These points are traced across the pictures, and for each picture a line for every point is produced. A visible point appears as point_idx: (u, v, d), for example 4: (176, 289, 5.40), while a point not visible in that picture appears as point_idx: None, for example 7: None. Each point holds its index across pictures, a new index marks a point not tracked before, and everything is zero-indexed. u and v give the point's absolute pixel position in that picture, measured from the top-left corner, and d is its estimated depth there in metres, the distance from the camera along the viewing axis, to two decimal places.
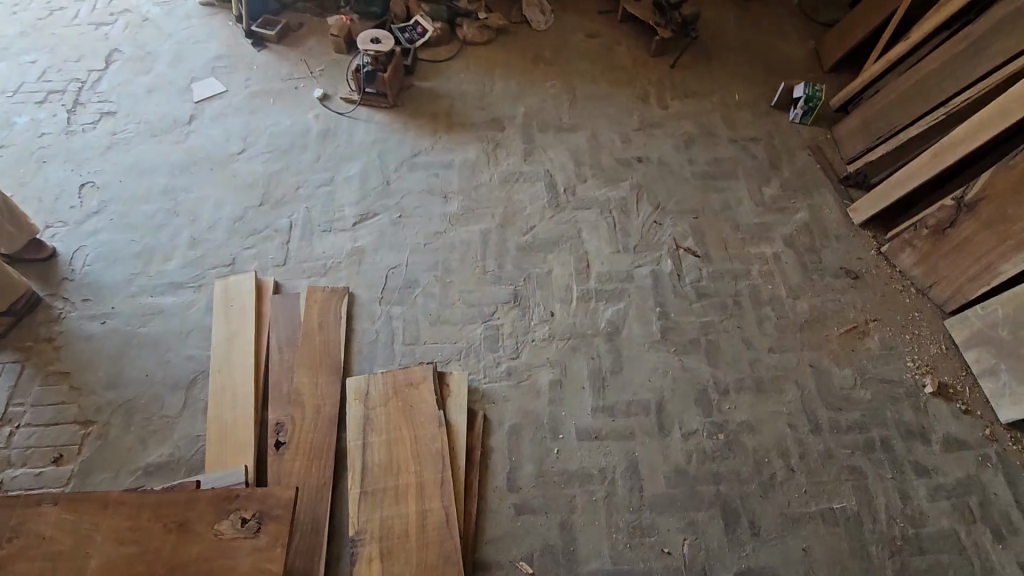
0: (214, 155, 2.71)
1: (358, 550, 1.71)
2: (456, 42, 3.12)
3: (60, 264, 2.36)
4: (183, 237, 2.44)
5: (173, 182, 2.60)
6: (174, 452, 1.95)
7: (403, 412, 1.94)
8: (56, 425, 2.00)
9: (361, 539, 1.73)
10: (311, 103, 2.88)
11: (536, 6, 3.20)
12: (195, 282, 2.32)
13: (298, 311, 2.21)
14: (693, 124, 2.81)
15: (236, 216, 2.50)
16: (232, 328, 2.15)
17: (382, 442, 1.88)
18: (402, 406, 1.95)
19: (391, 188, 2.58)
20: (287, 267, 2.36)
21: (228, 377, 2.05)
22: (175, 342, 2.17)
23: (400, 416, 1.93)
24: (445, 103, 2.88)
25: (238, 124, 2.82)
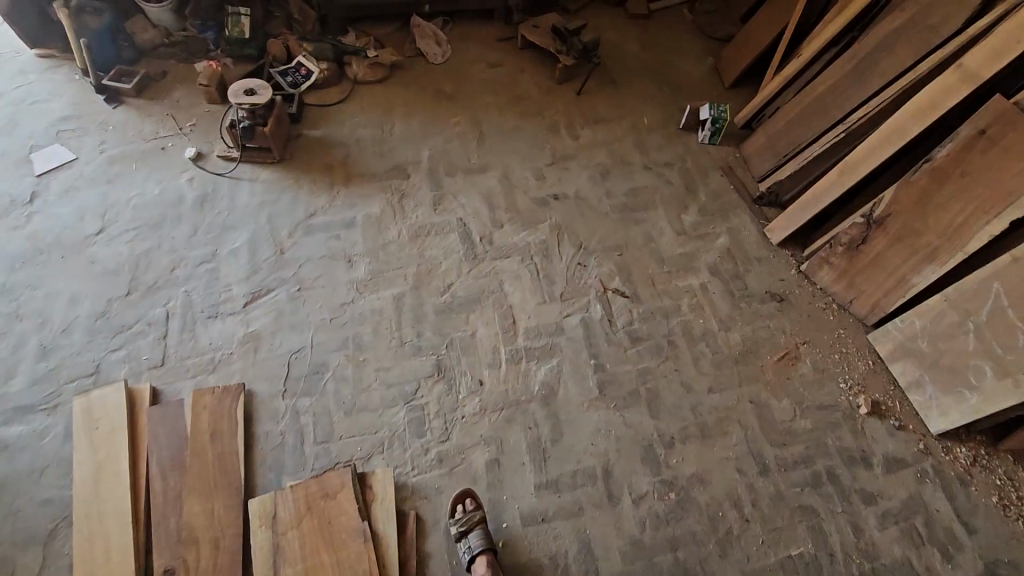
0: (65, 238, 2.28)
1: None
2: (346, 82, 2.85)
3: None
4: (29, 347, 2.02)
5: (12, 280, 2.16)
6: None
7: (319, 533, 1.67)
8: None
9: None
10: (182, 165, 2.51)
11: (431, 37, 2.98)
12: (48, 403, 1.92)
13: (184, 425, 1.86)
14: (606, 152, 2.71)
15: (97, 312, 2.11)
16: (100, 457, 1.79)
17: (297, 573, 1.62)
18: (318, 525, 1.68)
19: (286, 257, 2.29)
20: (166, 368, 2.01)
21: (98, 523, 1.70)
22: (25, 484, 1.78)
23: (316, 539, 1.67)
24: (340, 152, 2.61)
25: (94, 197, 2.40)
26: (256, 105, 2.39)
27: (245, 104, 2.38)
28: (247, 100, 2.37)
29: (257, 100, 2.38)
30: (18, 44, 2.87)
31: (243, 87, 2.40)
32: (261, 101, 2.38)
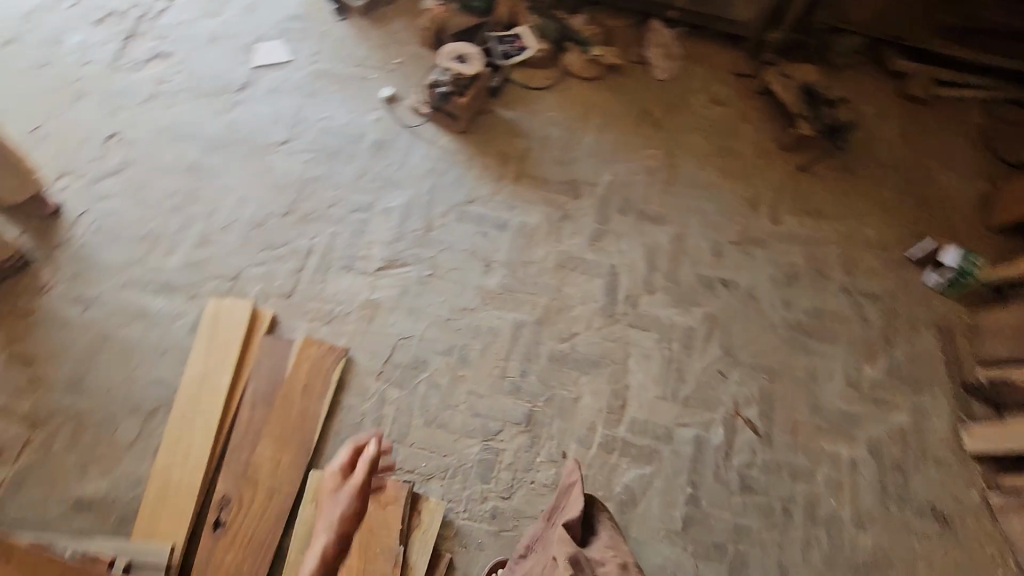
0: (255, 137, 2.39)
1: None
2: (556, 68, 2.62)
3: (62, 224, 2.17)
4: (194, 231, 2.19)
5: (201, 161, 2.32)
6: (111, 489, 1.80)
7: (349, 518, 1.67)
8: (6, 418, 1.87)
9: None
10: (373, 103, 2.50)
11: (662, 48, 2.65)
12: (190, 290, 2.08)
13: (285, 369, 1.94)
14: (805, 253, 2.27)
15: (255, 222, 2.22)
16: (210, 365, 1.93)
17: (317, 551, 1.63)
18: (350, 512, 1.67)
19: (430, 237, 2.23)
20: (292, 301, 2.10)
21: (187, 427, 1.85)
22: (148, 358, 1.98)
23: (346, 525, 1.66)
24: (522, 144, 2.44)
25: (290, 106, 2.47)
26: (464, 77, 2.34)
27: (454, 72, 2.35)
28: (458, 68, 2.34)
29: (466, 73, 2.35)
30: None
31: (460, 54, 2.38)
32: (469, 75, 2.34)
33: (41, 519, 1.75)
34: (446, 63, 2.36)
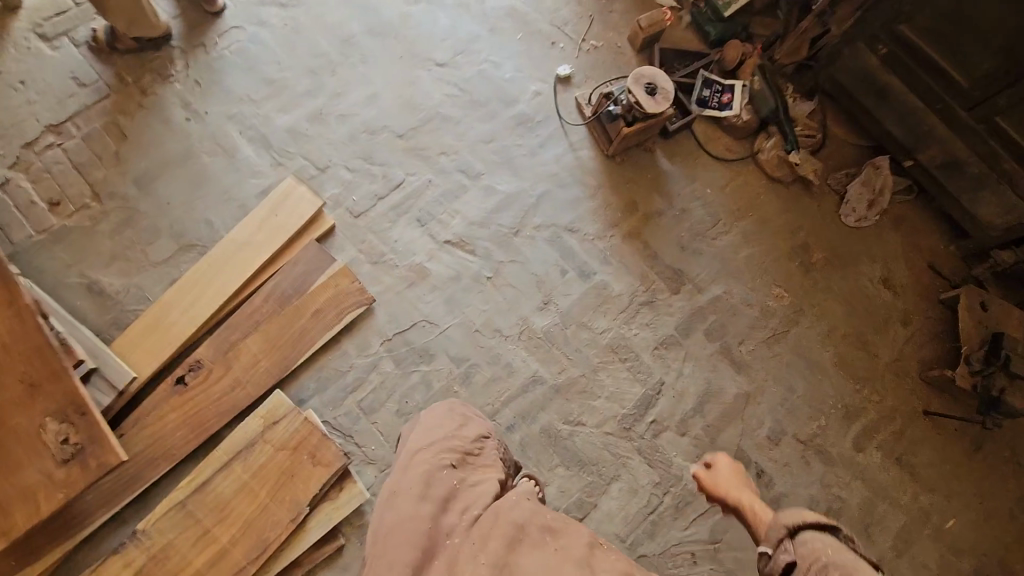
0: (418, 44, 2.24)
1: (128, 545, 1.60)
2: (746, 144, 2.25)
3: (213, 28, 2.15)
4: (313, 102, 2.12)
5: (359, 38, 2.21)
6: (122, 291, 1.88)
7: None
8: (78, 175, 1.96)
9: (140, 539, 1.61)
10: (545, 75, 2.27)
11: (870, 192, 2.21)
12: (279, 157, 2.05)
13: (312, 284, 1.91)
14: (864, 499, 1.93)
15: (368, 127, 2.12)
16: (254, 237, 1.92)
17: None
18: None
19: (513, 241, 2.06)
20: (355, 224, 2.02)
21: (205, 279, 1.87)
22: (211, 197, 1.99)
23: None
24: (659, 204, 2.16)
25: (467, 31, 2.28)
26: (644, 107, 1.94)
27: (637, 94, 1.94)
28: (643, 95, 1.94)
29: (649, 105, 1.94)
30: None
31: (654, 79, 1.96)
32: (651, 109, 1.93)
33: (55, 280, 1.86)
34: (634, 80, 1.95)
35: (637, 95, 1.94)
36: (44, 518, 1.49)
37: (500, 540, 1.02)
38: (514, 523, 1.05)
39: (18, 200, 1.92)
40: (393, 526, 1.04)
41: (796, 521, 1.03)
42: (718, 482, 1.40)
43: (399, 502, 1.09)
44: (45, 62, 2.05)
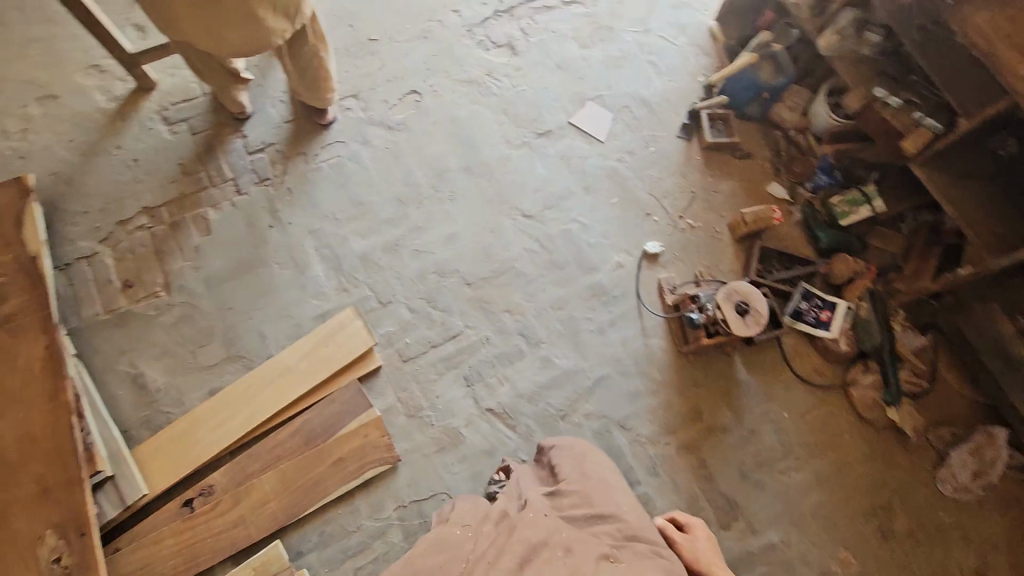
0: (510, 189, 2.18)
1: None
2: (838, 371, 2.02)
3: (319, 139, 2.20)
4: (393, 231, 2.10)
5: (454, 173, 2.18)
6: (162, 390, 1.88)
7: None
8: (156, 261, 2.01)
9: None
10: (631, 246, 2.14)
11: (977, 461, 1.88)
12: (345, 282, 2.03)
13: (339, 430, 1.83)
14: None
15: (439, 268, 2.06)
16: (298, 364, 1.89)
17: None
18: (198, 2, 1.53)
19: (557, 425, 1.91)
20: (402, 369, 1.95)
21: (241, 399, 1.85)
22: (270, 311, 1.98)
23: None
24: (726, 417, 1.94)
25: (562, 185, 2.20)
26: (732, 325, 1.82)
27: (728, 309, 1.83)
28: (734, 313, 1.82)
29: (739, 326, 1.82)
30: (715, 6, 2.52)
31: (750, 298, 1.84)
32: (741, 331, 1.80)
33: (105, 364, 1.88)
34: (728, 293, 1.85)
35: (727, 311, 1.83)
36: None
37: (512, 558, 1.16)
38: (525, 543, 1.19)
39: (95, 274, 1.98)
40: (423, 571, 1.18)
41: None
42: (698, 556, 1.38)
43: (418, 558, 1.21)
44: (160, 144, 2.14)
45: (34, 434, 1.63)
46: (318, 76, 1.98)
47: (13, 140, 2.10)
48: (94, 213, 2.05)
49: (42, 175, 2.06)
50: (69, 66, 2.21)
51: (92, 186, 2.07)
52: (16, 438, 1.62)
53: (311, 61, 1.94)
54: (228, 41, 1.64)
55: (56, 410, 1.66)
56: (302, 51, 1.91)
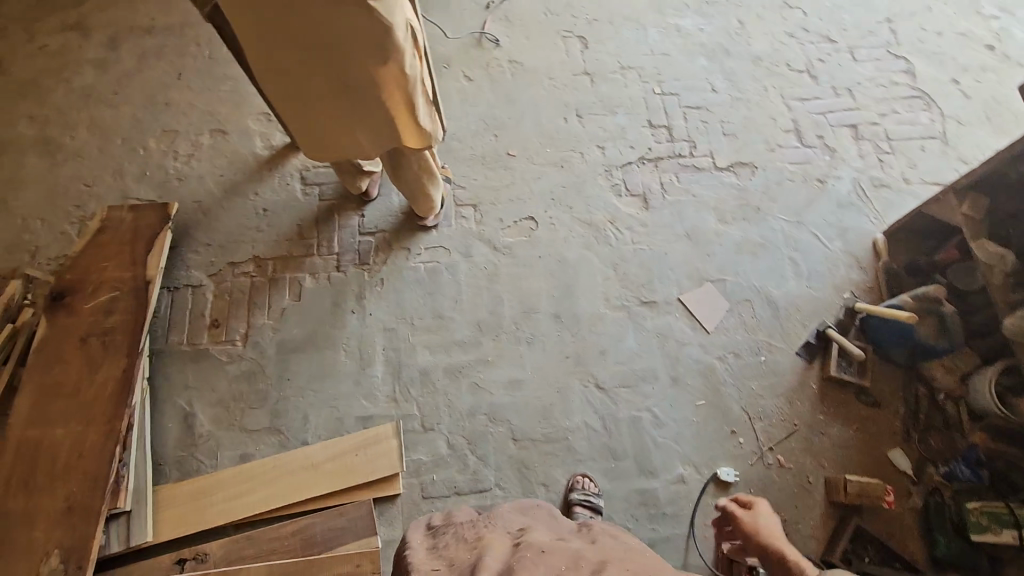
0: (591, 352, 2.04)
1: None
2: None
3: (425, 239, 2.21)
4: (461, 357, 2.04)
5: (541, 315, 2.09)
6: (204, 438, 1.96)
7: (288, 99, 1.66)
8: (245, 310, 2.12)
9: None
10: (702, 462, 1.89)
11: None
12: (398, 393, 2.00)
13: (337, 548, 1.78)
14: None
15: (491, 412, 1.97)
16: (327, 464, 1.89)
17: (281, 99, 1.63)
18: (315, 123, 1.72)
19: None
20: (419, 505, 1.87)
21: (265, 476, 1.88)
22: (322, 397, 2.00)
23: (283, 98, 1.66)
24: None
25: (649, 364, 2.02)
26: (778, 556, 1.49)
27: (757, 537, 1.56)
28: (765, 538, 1.55)
29: (779, 548, 1.51)
30: (891, 216, 2.19)
31: (757, 511, 1.63)
32: (796, 565, 1.44)
33: (170, 395, 2.01)
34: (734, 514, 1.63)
35: (764, 549, 1.53)
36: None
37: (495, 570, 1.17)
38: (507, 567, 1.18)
39: (193, 304, 2.13)
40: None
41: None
42: (762, 527, 1.58)
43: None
44: (290, 201, 2.28)
45: (83, 451, 1.77)
46: (421, 193, 2.03)
47: (178, 163, 2.34)
48: (214, 247, 2.21)
49: (188, 201, 2.28)
50: (245, 109, 2.44)
51: (222, 221, 2.25)
52: (70, 449, 1.78)
53: (416, 181, 1.98)
54: (324, 147, 1.81)
55: (107, 435, 1.79)
56: (409, 173, 1.95)
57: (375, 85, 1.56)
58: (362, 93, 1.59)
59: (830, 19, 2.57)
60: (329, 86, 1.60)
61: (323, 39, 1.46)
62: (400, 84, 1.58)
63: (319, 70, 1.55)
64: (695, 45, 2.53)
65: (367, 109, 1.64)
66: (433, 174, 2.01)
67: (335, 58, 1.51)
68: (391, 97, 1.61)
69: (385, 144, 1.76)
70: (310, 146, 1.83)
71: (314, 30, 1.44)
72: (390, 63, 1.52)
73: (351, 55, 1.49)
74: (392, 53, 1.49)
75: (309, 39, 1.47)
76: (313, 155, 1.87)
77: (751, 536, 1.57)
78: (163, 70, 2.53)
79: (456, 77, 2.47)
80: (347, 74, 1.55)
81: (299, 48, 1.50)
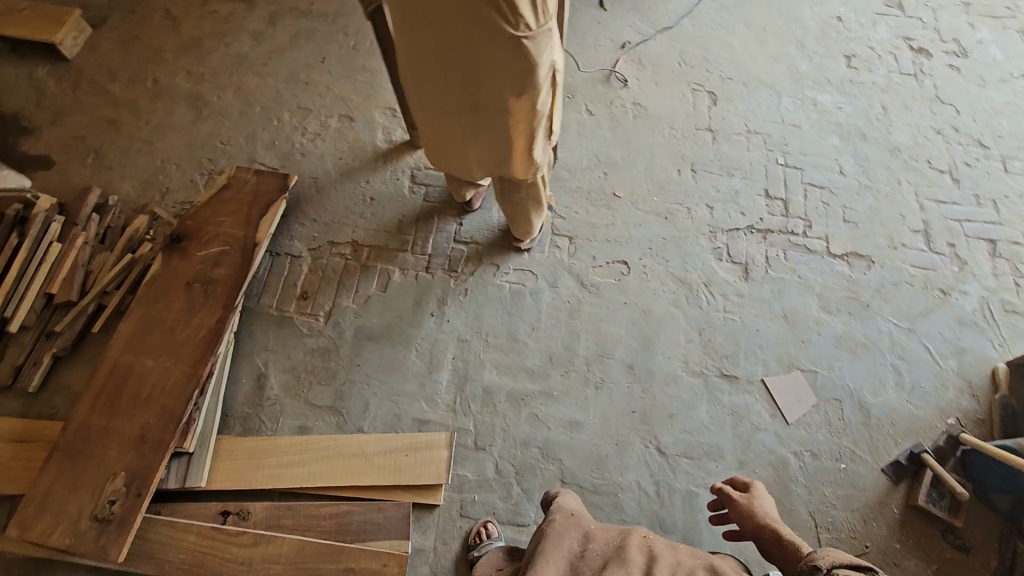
0: (658, 412, 1.97)
1: None
2: None
3: (516, 260, 2.22)
4: (526, 384, 2.03)
5: (614, 361, 2.05)
6: (270, 402, 2.04)
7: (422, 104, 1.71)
8: (334, 290, 2.21)
9: None
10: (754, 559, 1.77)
11: None
12: (458, 405, 2.01)
13: (369, 543, 1.81)
14: None
15: (544, 447, 1.94)
16: (377, 458, 1.92)
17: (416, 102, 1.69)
18: (440, 131, 1.75)
19: None
20: (455, 522, 1.86)
21: (318, 454, 1.93)
22: (386, 390, 2.04)
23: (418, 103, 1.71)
24: None
25: (717, 440, 1.92)
26: (771, 536, 1.36)
27: (751, 518, 1.43)
28: (761, 517, 1.42)
29: (773, 528, 1.38)
30: (1018, 346, 2.00)
31: (754, 493, 1.48)
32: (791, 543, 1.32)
33: (250, 353, 2.12)
34: (728, 498, 1.50)
35: (756, 527, 1.41)
36: (50, 546, 1.73)
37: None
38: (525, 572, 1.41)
39: (288, 273, 2.24)
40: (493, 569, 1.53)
41: (833, 560, 1.17)
42: (755, 507, 1.45)
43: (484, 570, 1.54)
44: (396, 195, 2.36)
45: (165, 388, 1.89)
46: (522, 217, 2.03)
47: (305, 139, 2.49)
48: (319, 224, 2.32)
49: (306, 176, 2.41)
50: (374, 102, 2.57)
51: (332, 202, 2.36)
52: (154, 383, 1.90)
53: (518, 205, 1.98)
54: (443, 155, 1.85)
55: (188, 379, 1.90)
56: (515, 195, 1.94)
57: (501, 113, 1.55)
58: (490, 118, 1.59)
59: (984, 123, 2.40)
60: (459, 104, 1.61)
61: (465, 60, 1.47)
62: (529, 116, 1.57)
63: (453, 85, 1.57)
64: (830, 122, 2.43)
65: (491, 132, 1.64)
66: (540, 202, 1.98)
67: (471, 79, 1.51)
68: (514, 125, 1.60)
69: (494, 165, 1.76)
70: (427, 145, 1.87)
71: (458, 49, 1.45)
72: (523, 95, 1.51)
73: (488, 80, 1.49)
74: (528, 87, 1.48)
75: (451, 55, 1.48)
76: (432, 158, 1.92)
77: (743, 516, 1.45)
78: (310, 52, 2.71)
79: (578, 109, 2.49)
80: (478, 95, 1.55)
81: (440, 62, 1.51)
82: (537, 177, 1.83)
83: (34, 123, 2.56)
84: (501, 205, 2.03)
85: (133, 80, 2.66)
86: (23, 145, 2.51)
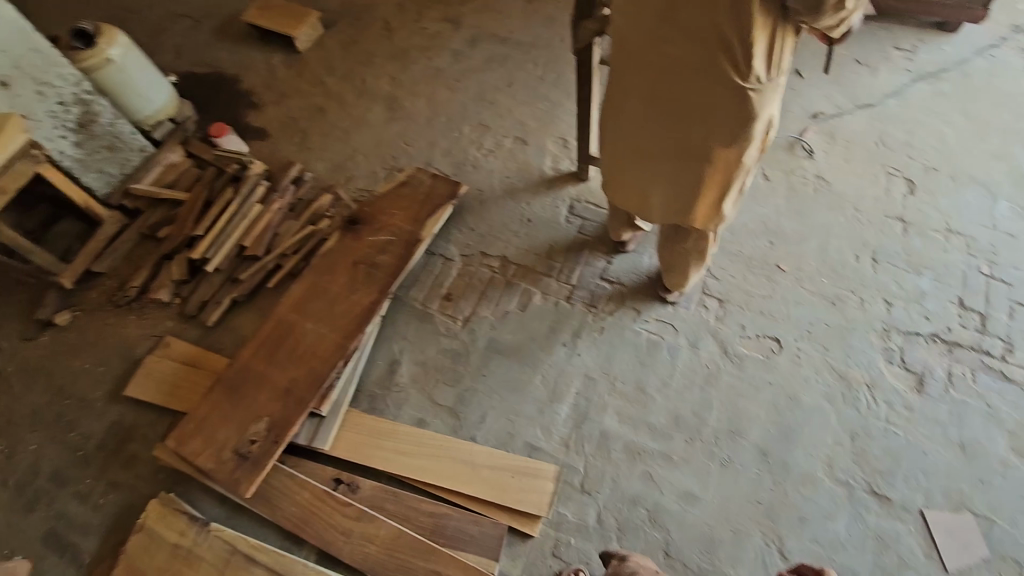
0: (787, 510, 1.79)
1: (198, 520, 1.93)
2: None
3: (659, 311, 2.17)
4: (647, 439, 1.95)
5: (747, 442, 1.90)
6: (397, 388, 2.16)
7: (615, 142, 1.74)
8: (477, 299, 2.30)
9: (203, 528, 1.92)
10: None
11: None
12: (572, 440, 1.98)
13: (460, 552, 1.83)
14: None
15: (652, 510, 1.84)
16: (484, 470, 1.94)
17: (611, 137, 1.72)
18: (627, 170, 1.77)
19: None
20: (545, 558, 1.82)
21: (430, 450, 2.00)
22: (505, 406, 2.07)
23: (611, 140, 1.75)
24: None
25: (851, 562, 1.70)
26: None
27: None
28: None
29: None
30: None
31: None
32: None
33: (389, 338, 2.26)
34: None
35: None
36: (196, 464, 1.95)
37: None
38: None
39: (439, 274, 2.37)
40: None
41: None
42: None
43: None
44: (553, 222, 2.42)
45: (316, 352, 2.08)
46: (680, 268, 1.98)
47: (478, 153, 2.65)
48: (475, 234, 2.44)
49: (473, 187, 2.56)
50: (549, 131, 2.68)
51: (492, 216, 2.48)
52: (309, 345, 2.09)
53: (680, 256, 1.94)
54: (621, 193, 1.86)
55: (337, 349, 2.07)
56: (681, 244, 1.91)
57: (704, 159, 1.54)
58: (689, 163, 1.59)
59: None
60: (657, 146, 1.62)
61: (679, 105, 1.48)
62: (732, 165, 1.54)
63: (656, 128, 1.59)
64: None
65: (684, 177, 1.63)
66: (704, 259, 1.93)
67: (680, 123, 1.51)
68: (711, 173, 1.58)
69: (675, 211, 1.74)
70: (607, 182, 1.90)
71: (674, 94, 1.46)
72: (732, 145, 1.48)
73: (698, 126, 1.49)
74: (740, 137, 1.46)
75: (665, 100, 1.50)
76: (607, 193, 1.94)
77: None
78: (499, 75, 2.90)
79: (754, 172, 2.40)
80: (682, 140, 1.55)
81: (650, 105, 1.54)
82: (714, 229, 1.78)
83: (261, 101, 3.00)
84: (662, 251, 2.00)
85: (345, 77, 3.02)
86: (249, 117, 2.95)
